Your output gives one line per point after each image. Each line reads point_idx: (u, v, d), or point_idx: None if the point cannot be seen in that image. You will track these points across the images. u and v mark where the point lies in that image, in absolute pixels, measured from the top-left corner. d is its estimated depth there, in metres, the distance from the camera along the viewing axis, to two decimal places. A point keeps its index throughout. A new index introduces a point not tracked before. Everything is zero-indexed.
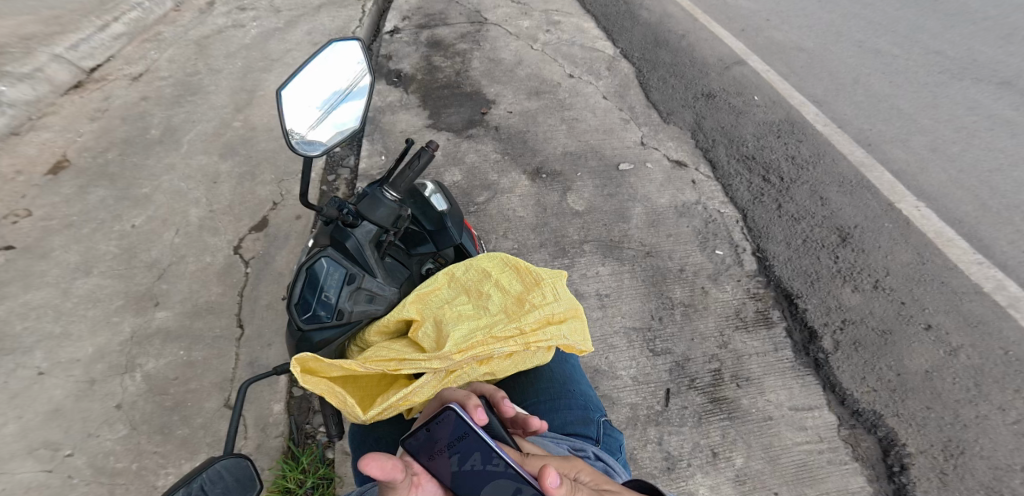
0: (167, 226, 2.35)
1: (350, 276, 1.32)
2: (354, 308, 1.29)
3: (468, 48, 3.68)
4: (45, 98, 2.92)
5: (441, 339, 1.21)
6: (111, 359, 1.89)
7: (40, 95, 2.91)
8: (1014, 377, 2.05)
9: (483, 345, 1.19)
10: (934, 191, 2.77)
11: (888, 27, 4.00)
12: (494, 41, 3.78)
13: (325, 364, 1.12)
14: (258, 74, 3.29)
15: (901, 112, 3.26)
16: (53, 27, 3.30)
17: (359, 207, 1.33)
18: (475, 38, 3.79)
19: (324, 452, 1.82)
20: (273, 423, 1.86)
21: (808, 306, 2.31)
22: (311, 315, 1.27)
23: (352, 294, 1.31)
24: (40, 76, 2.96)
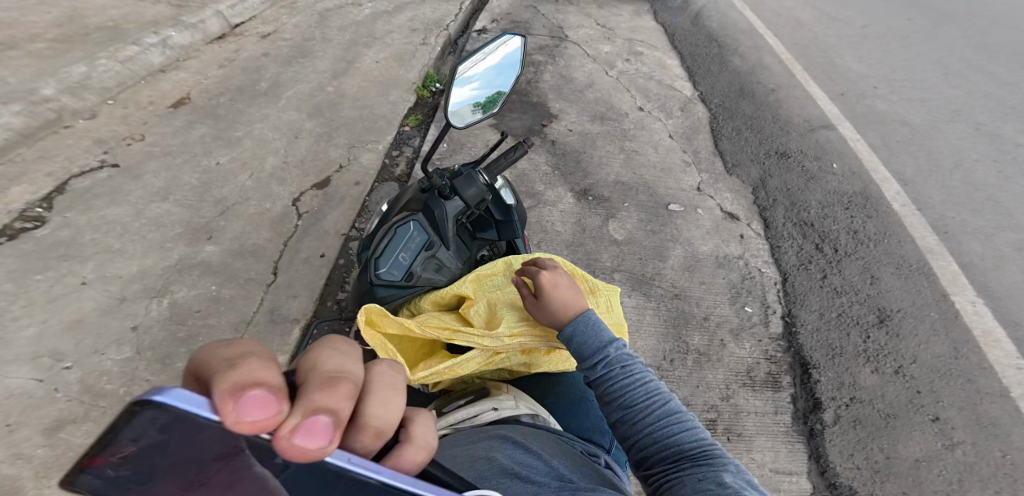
0: (245, 169, 2.62)
1: (428, 243, 1.51)
2: (422, 274, 1.50)
3: (542, 61, 3.76)
4: (195, 45, 3.31)
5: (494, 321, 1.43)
6: (147, 281, 2.12)
7: (194, 42, 3.31)
8: (1000, 480, 1.94)
9: (530, 337, 1.40)
10: (1000, 290, 2.55)
11: (1021, 113, 3.63)
12: (569, 59, 3.82)
13: (386, 319, 1.34)
14: (361, 48, 3.52)
15: (999, 205, 2.97)
16: None
17: (455, 183, 1.51)
18: (552, 53, 3.86)
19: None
20: None
21: (822, 378, 2.23)
22: (387, 269, 1.47)
23: (424, 261, 1.51)
24: (201, 27, 3.37)
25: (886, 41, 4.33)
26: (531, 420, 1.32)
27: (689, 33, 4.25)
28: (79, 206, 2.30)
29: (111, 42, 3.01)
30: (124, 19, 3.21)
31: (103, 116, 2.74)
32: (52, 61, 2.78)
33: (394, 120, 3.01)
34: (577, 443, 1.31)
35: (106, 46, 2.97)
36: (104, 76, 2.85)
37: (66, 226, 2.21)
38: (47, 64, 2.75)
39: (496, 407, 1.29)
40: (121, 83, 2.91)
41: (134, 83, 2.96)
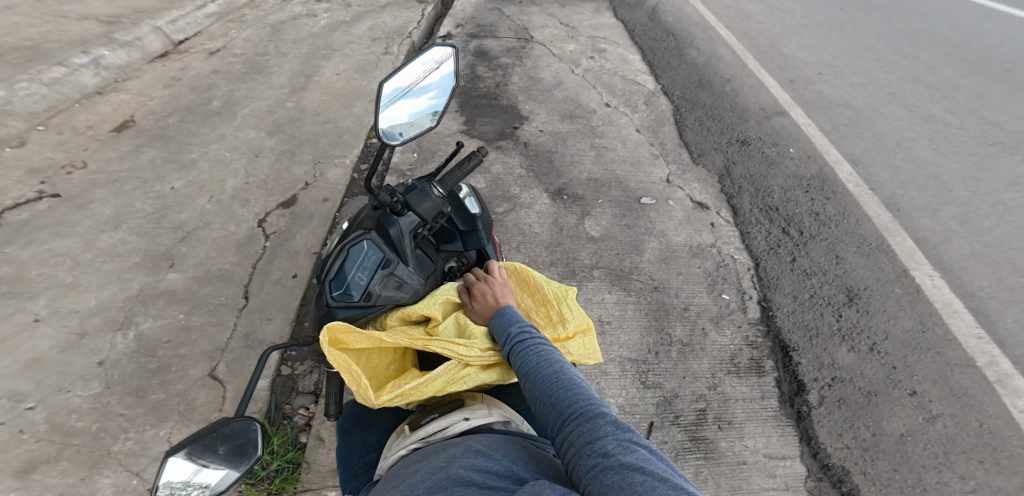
0: (202, 192, 2.49)
1: (385, 261, 1.44)
2: (382, 292, 1.42)
3: (511, 63, 3.76)
4: (135, 64, 3.14)
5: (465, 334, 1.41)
6: (108, 314, 1.99)
7: (132, 62, 3.13)
8: (981, 449, 2.04)
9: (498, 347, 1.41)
10: (952, 262, 2.75)
11: (946, 93, 3.90)
12: (537, 59, 3.85)
13: (353, 337, 1.30)
14: (319, 62, 3.41)
15: (938, 181, 3.19)
16: (164, 4, 3.62)
17: (408, 199, 1.49)
18: (520, 55, 3.87)
19: (298, 437, 1.97)
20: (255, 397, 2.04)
21: (802, 360, 2.34)
22: (344, 292, 1.39)
23: (383, 279, 1.44)
24: (138, 44, 3.20)
25: (826, 30, 4.57)
26: (503, 428, 1.33)
27: (648, 28, 4.35)
28: (20, 240, 2.14)
29: (31, 64, 2.81)
30: (46, 39, 3.00)
31: (33, 143, 2.54)
32: None
33: (359, 132, 2.93)
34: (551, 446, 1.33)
35: (24, 68, 2.78)
36: (27, 99, 2.66)
37: (7, 263, 2.06)
38: None
39: (465, 418, 1.29)
40: (51, 108, 2.72)
41: (67, 107, 2.78)
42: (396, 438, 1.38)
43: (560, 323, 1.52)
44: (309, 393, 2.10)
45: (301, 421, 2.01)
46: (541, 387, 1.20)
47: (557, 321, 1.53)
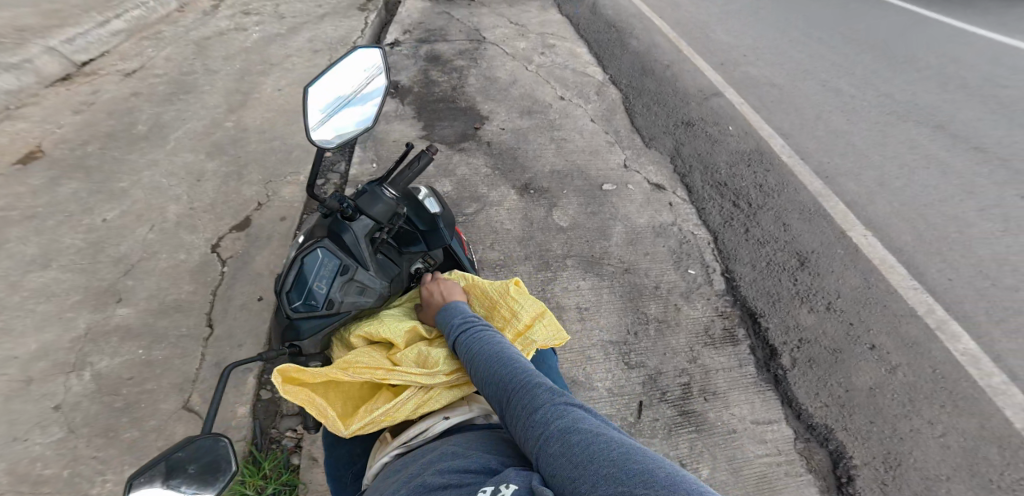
0: (141, 222, 2.27)
1: (344, 267, 1.41)
2: (344, 299, 1.40)
3: (466, 65, 3.74)
4: (29, 89, 2.80)
5: (428, 361, 1.31)
6: (56, 358, 1.79)
7: (25, 86, 2.80)
8: (939, 393, 2.26)
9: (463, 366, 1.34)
10: (879, 220, 3.06)
11: (848, 70, 4.30)
12: (492, 59, 3.85)
13: (307, 374, 1.26)
14: (256, 78, 3.21)
15: (856, 148, 3.53)
16: (53, 21, 3.24)
17: (358, 202, 1.42)
18: (474, 56, 3.86)
19: (288, 459, 1.87)
20: (234, 427, 1.91)
21: (770, 324, 2.51)
22: (306, 302, 1.37)
23: (344, 286, 1.42)
24: (29, 67, 2.86)
25: (745, 18, 4.92)
26: (486, 420, 1.30)
27: (590, 22, 4.49)
28: None
29: None
30: None
31: None
32: None
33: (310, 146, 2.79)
34: None
35: None
36: None
37: None
38: None
39: (445, 416, 1.25)
40: None
41: None
42: (378, 446, 1.32)
43: (514, 317, 1.49)
44: (293, 414, 2.00)
45: (290, 443, 1.92)
46: (492, 368, 1.18)
47: (510, 317, 1.49)
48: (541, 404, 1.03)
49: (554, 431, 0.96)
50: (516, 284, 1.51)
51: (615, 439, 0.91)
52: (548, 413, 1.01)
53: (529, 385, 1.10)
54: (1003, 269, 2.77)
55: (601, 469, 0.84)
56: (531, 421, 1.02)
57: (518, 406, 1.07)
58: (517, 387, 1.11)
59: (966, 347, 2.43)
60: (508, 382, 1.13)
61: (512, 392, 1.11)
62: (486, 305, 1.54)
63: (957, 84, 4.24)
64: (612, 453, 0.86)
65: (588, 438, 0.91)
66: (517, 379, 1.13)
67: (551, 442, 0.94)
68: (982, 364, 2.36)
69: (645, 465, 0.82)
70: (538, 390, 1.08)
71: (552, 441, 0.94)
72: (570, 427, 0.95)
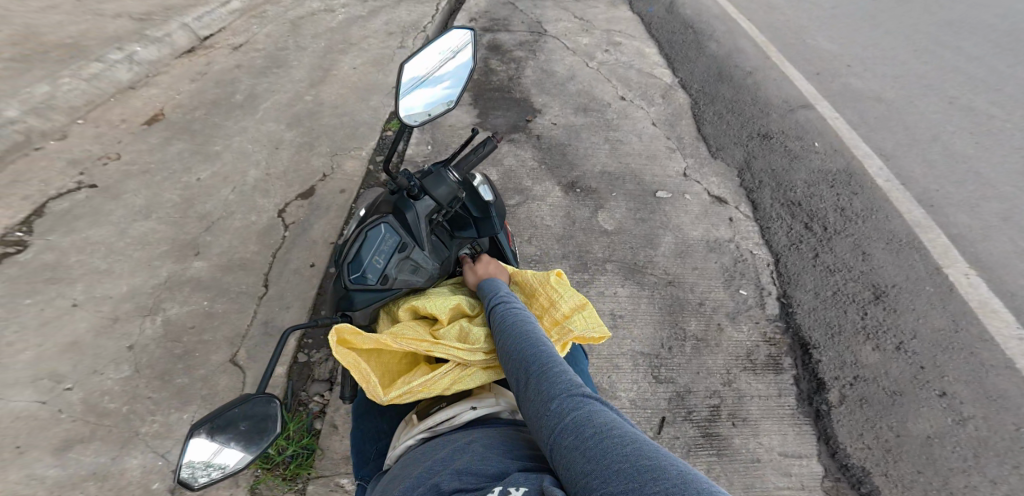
0: (226, 183, 2.66)
1: (401, 245, 1.55)
2: (398, 276, 1.53)
3: (524, 57, 3.77)
4: (164, 60, 3.28)
5: (468, 338, 1.42)
6: (138, 301, 2.20)
7: (161, 58, 3.27)
8: (1017, 454, 1.99)
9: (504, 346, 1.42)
10: (991, 260, 2.66)
11: (990, 85, 3.69)
12: (550, 53, 3.84)
13: (360, 338, 1.35)
14: (336, 56, 3.52)
15: (980, 176, 3.05)
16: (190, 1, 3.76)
17: (423, 183, 1.58)
18: (532, 48, 3.87)
19: (311, 423, 2.22)
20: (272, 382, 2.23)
21: (823, 358, 2.31)
22: (362, 275, 1.50)
23: (399, 263, 1.55)
24: (167, 41, 3.34)
25: (854, 21, 4.42)
26: (510, 416, 1.35)
27: (665, 21, 4.29)
28: (61, 228, 2.35)
29: (70, 60, 2.95)
30: (84, 37, 3.15)
31: (72, 135, 2.71)
32: (13, 80, 2.72)
33: (374, 124, 3.04)
34: None
35: (65, 64, 2.92)
36: (68, 95, 2.82)
37: (49, 249, 2.27)
38: (6, 85, 2.69)
39: (473, 406, 1.30)
40: (89, 102, 2.88)
41: (103, 101, 2.93)
42: (404, 428, 1.40)
43: (553, 308, 1.52)
44: (321, 381, 2.37)
45: (315, 409, 2.26)
46: (515, 347, 1.21)
47: (548, 306, 1.53)
48: (558, 393, 1.04)
49: (568, 423, 0.96)
50: (556, 275, 1.55)
51: (629, 431, 0.90)
52: (565, 401, 1.01)
53: (550, 370, 1.11)
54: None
55: (614, 464, 0.83)
56: (549, 409, 1.02)
57: (537, 392, 1.08)
58: (537, 373, 1.11)
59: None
60: (528, 369, 1.14)
61: (532, 378, 1.12)
62: (525, 292, 1.60)
63: None
64: (625, 449, 0.85)
65: (602, 431, 0.90)
66: (538, 365, 1.13)
67: (567, 435, 0.94)
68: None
69: (657, 463, 0.80)
70: (557, 377, 1.08)
71: (566, 433, 0.94)
72: (586, 418, 0.95)
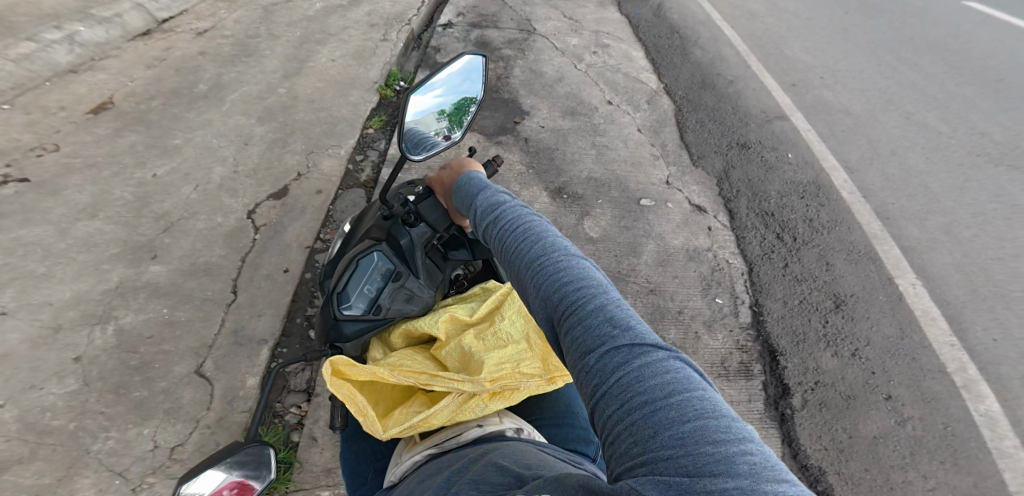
0: (188, 181, 2.47)
1: (395, 274, 1.47)
2: (391, 306, 1.45)
3: (512, 55, 3.79)
4: (114, 43, 3.02)
5: (471, 365, 1.31)
6: (84, 308, 2.01)
7: (111, 40, 3.01)
8: (943, 450, 2.16)
9: (511, 377, 1.29)
10: (934, 271, 2.85)
11: (940, 102, 3.95)
12: (539, 52, 3.88)
13: (355, 369, 1.24)
14: (313, 47, 3.36)
15: (928, 190, 3.27)
16: None
17: (417, 208, 1.45)
18: (520, 46, 3.90)
19: (289, 436, 2.11)
20: None
21: (788, 364, 2.43)
22: (352, 306, 1.44)
23: (392, 292, 1.46)
24: (117, 21, 3.09)
25: (826, 32, 4.64)
26: (516, 433, 1.24)
27: (652, 24, 4.39)
28: None
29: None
30: (14, 12, 2.84)
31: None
32: None
33: (353, 122, 2.92)
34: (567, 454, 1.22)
35: None
36: None
37: None
38: None
39: (478, 423, 1.24)
40: (19, 86, 2.63)
41: (38, 85, 2.69)
42: (403, 449, 1.31)
43: None
44: (298, 391, 2.23)
45: (293, 420, 2.15)
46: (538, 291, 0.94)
47: None
48: (597, 349, 0.81)
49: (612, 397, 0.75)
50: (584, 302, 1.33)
51: (686, 414, 0.68)
52: (604, 363, 0.79)
53: (585, 317, 0.86)
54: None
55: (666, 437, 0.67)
56: (588, 371, 0.81)
57: (574, 348, 0.85)
58: (572, 324, 0.87)
59: (987, 408, 2.29)
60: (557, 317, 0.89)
61: (564, 330, 0.87)
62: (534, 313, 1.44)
63: None
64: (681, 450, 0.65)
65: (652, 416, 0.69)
66: (582, 303, 0.89)
67: (607, 411, 0.75)
68: (997, 426, 2.24)
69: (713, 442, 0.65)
70: (595, 328, 0.85)
71: (609, 410, 0.75)
72: (631, 392, 0.74)
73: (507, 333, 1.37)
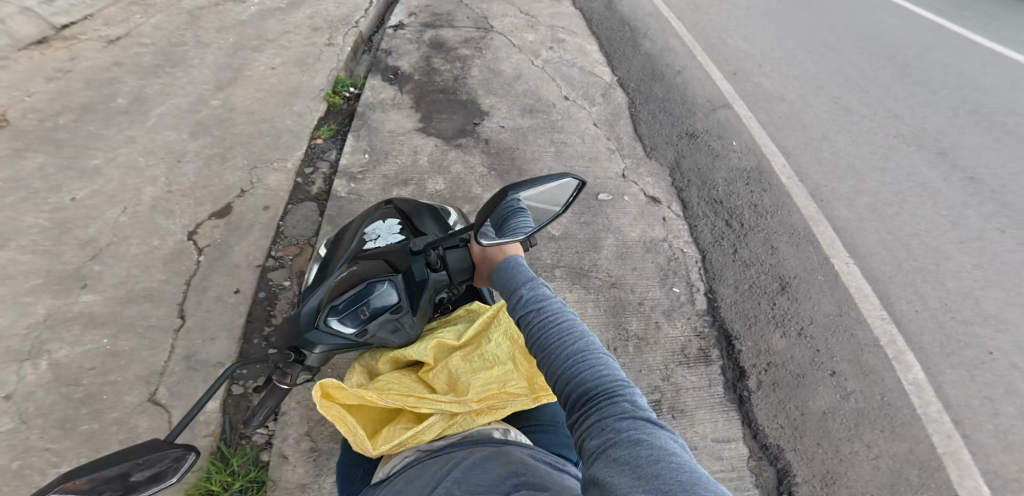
0: (113, 204, 2.48)
1: (395, 307, 1.23)
2: (376, 335, 1.23)
3: (469, 55, 3.92)
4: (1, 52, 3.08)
5: (459, 385, 1.25)
6: (10, 344, 1.94)
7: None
8: (883, 420, 2.38)
9: (499, 397, 1.25)
10: (865, 249, 3.09)
11: (863, 86, 4.23)
12: (496, 50, 4.02)
13: (344, 392, 1.15)
14: (247, 54, 3.54)
15: (854, 171, 3.52)
16: None
17: (449, 258, 1.27)
18: (478, 45, 4.05)
19: (258, 456, 2.00)
20: (202, 421, 2.02)
21: (743, 347, 2.59)
22: (336, 323, 1.19)
23: (383, 321, 1.23)
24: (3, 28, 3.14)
25: (764, 22, 4.94)
26: (502, 435, 1.20)
27: (605, 18, 4.63)
28: None
29: None
30: None
31: None
32: None
33: (299, 133, 3.02)
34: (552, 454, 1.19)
35: None
36: None
37: None
38: None
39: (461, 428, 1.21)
40: None
41: None
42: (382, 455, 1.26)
43: None
44: None
45: (260, 440, 2.04)
46: (551, 347, 1.04)
47: None
48: (609, 415, 0.88)
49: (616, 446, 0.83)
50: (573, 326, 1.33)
51: (684, 468, 0.76)
52: (613, 420, 0.87)
53: (596, 376, 0.96)
54: (965, 302, 2.86)
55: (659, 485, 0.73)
56: (597, 433, 0.87)
57: (583, 403, 0.94)
58: (584, 381, 0.96)
59: (914, 376, 2.54)
60: (568, 375, 0.99)
61: (575, 386, 0.97)
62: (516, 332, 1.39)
63: (974, 112, 4.17)
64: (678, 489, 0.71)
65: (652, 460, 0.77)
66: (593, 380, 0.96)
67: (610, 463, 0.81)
68: (923, 393, 2.48)
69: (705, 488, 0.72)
70: (605, 389, 0.93)
71: (611, 455, 0.82)
72: (634, 443, 0.81)
73: (495, 353, 1.30)
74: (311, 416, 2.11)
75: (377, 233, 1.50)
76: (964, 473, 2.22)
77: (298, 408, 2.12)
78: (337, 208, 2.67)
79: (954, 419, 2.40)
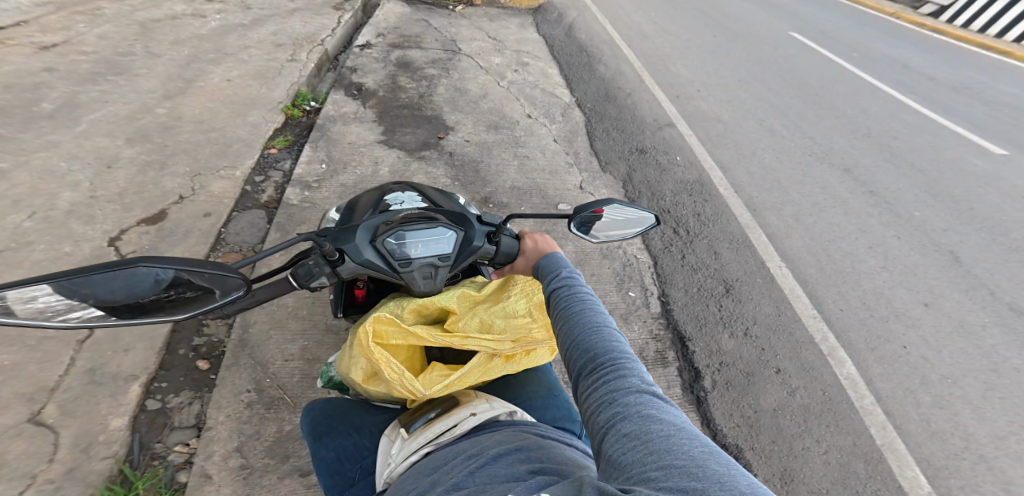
0: (22, 208, 2.35)
1: (443, 257, 1.33)
2: (415, 271, 1.31)
3: (436, 74, 4.02)
4: None
5: (493, 329, 1.30)
6: None
7: None
8: (829, 414, 2.59)
9: (530, 340, 1.34)
10: (793, 254, 3.38)
11: (783, 111, 4.70)
12: (463, 71, 4.15)
13: (389, 332, 1.22)
14: (204, 66, 3.45)
15: (781, 186, 3.87)
16: None
17: (505, 242, 1.49)
18: (445, 66, 4.15)
19: (174, 476, 1.87)
20: (100, 443, 1.88)
21: (696, 348, 2.75)
22: (391, 245, 1.30)
23: (428, 263, 1.32)
24: None
25: (703, 53, 5.42)
26: (509, 417, 1.31)
27: (564, 45, 4.92)
28: None
29: None
30: None
31: None
32: None
33: (252, 143, 2.95)
34: (555, 431, 1.31)
35: None
36: None
37: None
38: None
39: (473, 413, 1.27)
40: None
41: None
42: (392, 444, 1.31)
43: None
44: (184, 428, 2.01)
45: (178, 459, 1.91)
46: (574, 331, 1.19)
47: None
48: (619, 384, 1.05)
49: (628, 424, 0.97)
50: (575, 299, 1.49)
51: (691, 433, 0.93)
52: (626, 400, 1.01)
53: (612, 360, 1.10)
54: (880, 301, 3.17)
55: (669, 450, 0.89)
56: (605, 401, 1.03)
57: (595, 383, 1.08)
58: (600, 361, 1.11)
59: (848, 371, 2.79)
60: (587, 354, 1.14)
61: (592, 366, 1.12)
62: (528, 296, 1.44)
63: (875, 138, 4.72)
64: (686, 462, 0.86)
65: (663, 437, 0.91)
66: (604, 352, 1.12)
67: (621, 430, 0.96)
68: (858, 386, 2.72)
69: (708, 447, 0.89)
70: (619, 370, 1.08)
71: (623, 432, 0.96)
72: (646, 421, 0.95)
73: (515, 306, 1.32)
74: (243, 430, 2.00)
75: (401, 199, 1.58)
76: (902, 464, 2.43)
77: (227, 422, 2.01)
78: (288, 215, 2.62)
79: (885, 411, 2.62)
